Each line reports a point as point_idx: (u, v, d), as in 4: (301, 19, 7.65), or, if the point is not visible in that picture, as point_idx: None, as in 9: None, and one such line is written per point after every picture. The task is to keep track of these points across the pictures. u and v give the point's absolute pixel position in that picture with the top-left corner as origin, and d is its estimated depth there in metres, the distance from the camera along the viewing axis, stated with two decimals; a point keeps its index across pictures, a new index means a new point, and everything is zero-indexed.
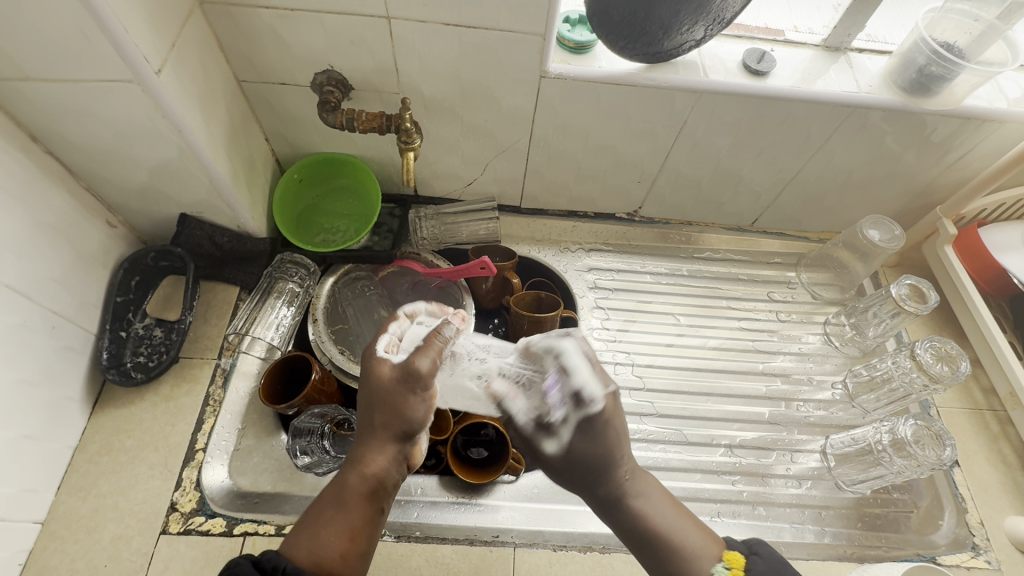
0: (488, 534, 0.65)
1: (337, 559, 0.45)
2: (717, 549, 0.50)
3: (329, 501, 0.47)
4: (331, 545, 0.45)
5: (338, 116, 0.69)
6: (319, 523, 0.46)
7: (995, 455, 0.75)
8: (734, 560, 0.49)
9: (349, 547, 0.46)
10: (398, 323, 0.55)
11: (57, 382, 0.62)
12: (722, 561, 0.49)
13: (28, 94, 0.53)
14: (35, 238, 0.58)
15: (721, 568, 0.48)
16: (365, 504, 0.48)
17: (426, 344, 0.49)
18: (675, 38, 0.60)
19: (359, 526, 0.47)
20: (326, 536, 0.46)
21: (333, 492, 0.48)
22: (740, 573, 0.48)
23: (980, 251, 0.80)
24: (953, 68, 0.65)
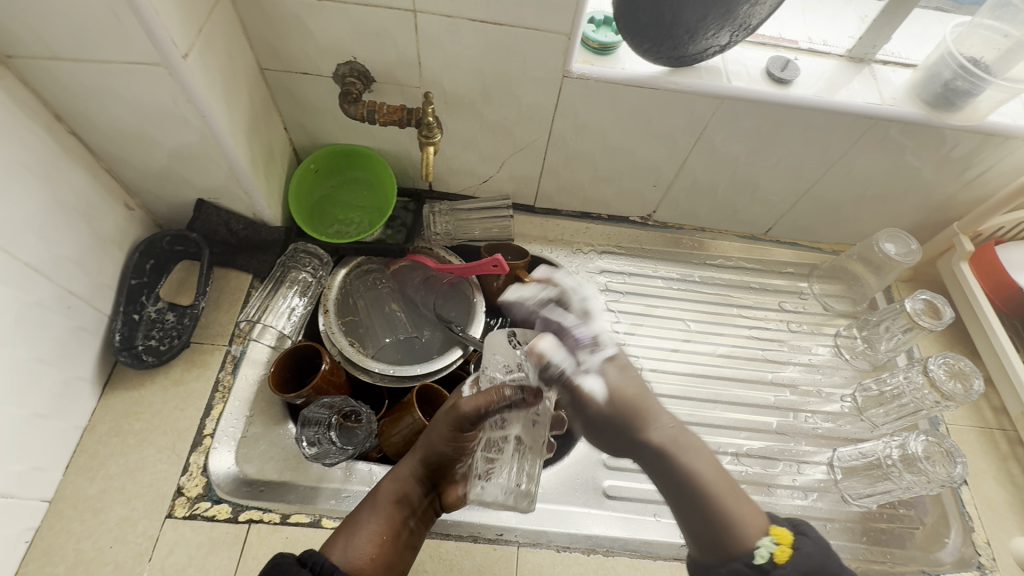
0: (493, 532, 0.64)
1: (366, 562, 0.50)
2: (763, 526, 0.50)
3: (365, 506, 0.54)
4: (364, 548, 0.50)
5: (360, 108, 0.68)
6: (354, 527, 0.52)
7: (1003, 475, 0.75)
8: (783, 538, 0.48)
9: (377, 552, 0.50)
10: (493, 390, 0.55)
11: (70, 361, 0.62)
12: (770, 535, 0.49)
13: (56, 74, 0.53)
14: (55, 217, 0.59)
15: (767, 542, 0.48)
16: (394, 513, 0.53)
17: (478, 393, 0.52)
18: (701, 43, 0.60)
19: (388, 534, 0.52)
20: (359, 538, 0.51)
21: (368, 499, 0.54)
22: (787, 551, 0.47)
23: (996, 268, 0.79)
24: (979, 83, 0.65)
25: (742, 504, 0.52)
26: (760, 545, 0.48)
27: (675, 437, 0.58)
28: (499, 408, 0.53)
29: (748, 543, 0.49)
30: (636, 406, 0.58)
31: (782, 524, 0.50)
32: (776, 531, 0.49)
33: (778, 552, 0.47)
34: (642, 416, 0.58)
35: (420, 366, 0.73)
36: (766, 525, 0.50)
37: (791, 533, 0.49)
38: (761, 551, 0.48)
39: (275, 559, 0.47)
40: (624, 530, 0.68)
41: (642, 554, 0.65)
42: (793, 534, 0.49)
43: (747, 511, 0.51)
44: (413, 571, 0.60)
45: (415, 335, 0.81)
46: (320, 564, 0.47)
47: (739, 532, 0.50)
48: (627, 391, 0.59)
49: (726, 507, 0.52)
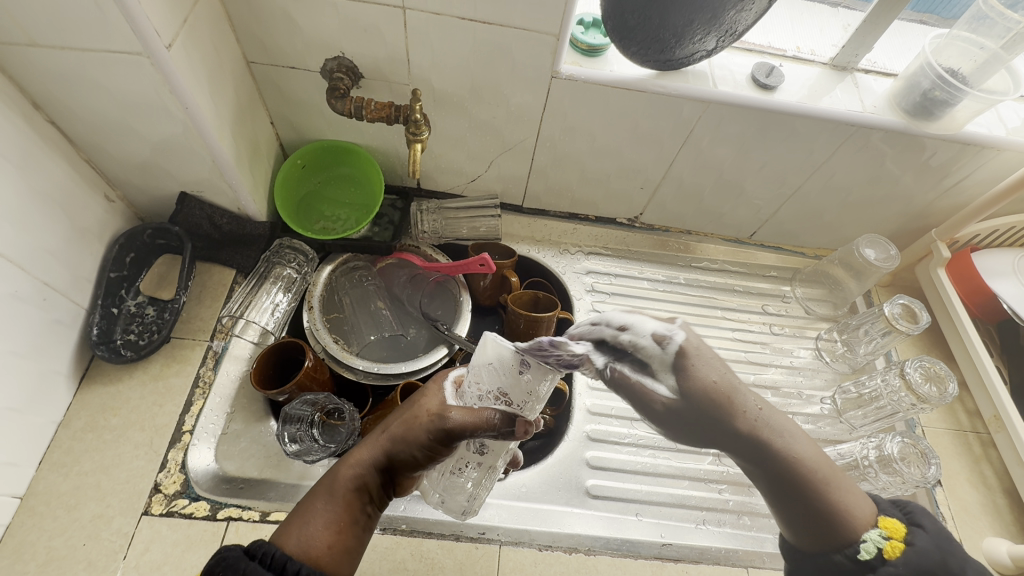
0: (461, 502, 0.59)
1: (325, 550, 0.47)
2: (872, 511, 0.46)
3: (319, 493, 0.50)
4: (321, 536, 0.47)
5: (346, 104, 0.68)
6: (308, 515, 0.49)
7: (976, 476, 0.76)
8: (894, 531, 0.44)
9: (336, 540, 0.48)
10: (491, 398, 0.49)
11: (46, 354, 0.61)
12: (879, 528, 0.44)
13: (35, 60, 0.52)
14: (33, 207, 0.58)
15: (876, 536, 0.44)
16: (354, 500, 0.50)
17: (471, 411, 0.48)
18: (687, 47, 0.61)
19: (346, 521, 0.49)
20: (313, 527, 0.48)
21: (325, 485, 0.51)
22: (898, 546, 0.43)
23: (971, 273, 0.81)
24: (956, 93, 0.67)
25: (843, 489, 0.46)
26: (867, 538, 0.44)
27: (762, 411, 0.47)
28: (483, 433, 0.48)
29: (857, 532, 0.44)
30: (718, 395, 0.45)
31: (892, 515, 0.46)
32: (886, 525, 0.45)
33: (889, 547, 0.43)
34: (728, 403, 0.45)
35: (405, 364, 0.72)
36: (874, 517, 0.45)
37: (904, 526, 0.45)
38: (868, 546, 0.43)
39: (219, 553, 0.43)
40: (606, 530, 0.68)
41: (624, 552, 0.65)
42: (905, 529, 0.45)
43: (855, 496, 0.46)
44: (394, 569, 0.60)
45: (400, 333, 0.82)
46: (271, 556, 0.44)
47: (852, 520, 0.44)
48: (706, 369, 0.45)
49: (830, 493, 0.45)
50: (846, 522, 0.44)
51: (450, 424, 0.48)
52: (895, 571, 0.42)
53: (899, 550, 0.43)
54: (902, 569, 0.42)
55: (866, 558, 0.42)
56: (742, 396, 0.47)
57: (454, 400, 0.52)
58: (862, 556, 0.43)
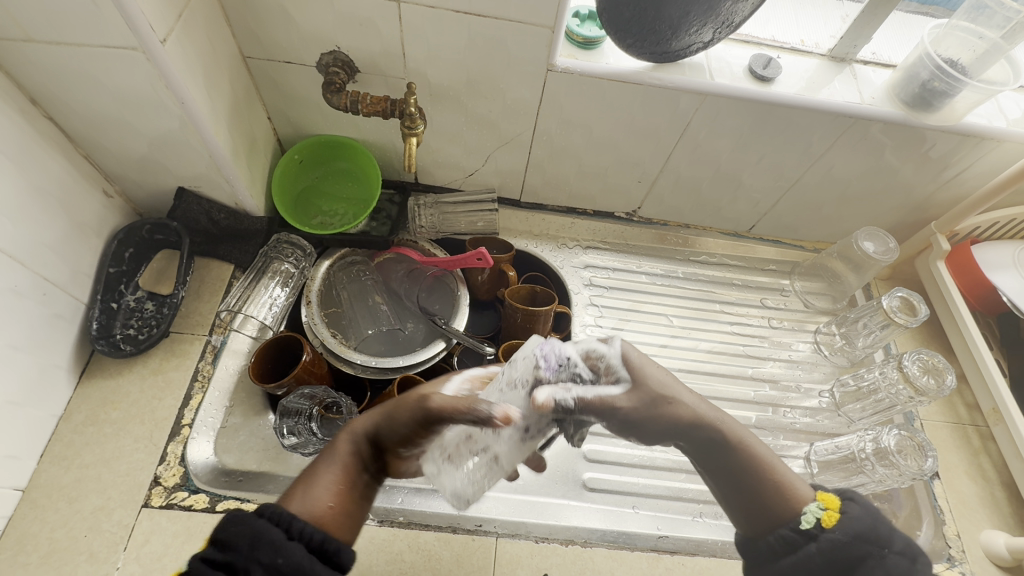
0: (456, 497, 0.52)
1: (326, 511, 0.47)
2: (810, 493, 0.51)
3: (319, 460, 0.50)
4: (323, 497, 0.47)
5: (343, 98, 0.68)
6: (311, 477, 0.49)
7: (974, 469, 0.76)
8: (829, 502, 0.49)
9: (336, 502, 0.48)
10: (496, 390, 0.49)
11: (46, 349, 0.61)
12: (816, 501, 0.49)
13: (31, 55, 0.52)
14: (31, 203, 0.58)
15: (814, 508, 0.48)
16: (353, 465, 0.51)
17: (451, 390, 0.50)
18: (683, 38, 0.61)
19: (346, 486, 0.49)
20: (315, 488, 0.48)
21: (329, 449, 0.52)
22: (835, 515, 0.47)
23: (971, 266, 0.81)
24: (955, 84, 0.66)
25: (786, 474, 0.53)
26: (806, 511, 0.48)
27: (705, 406, 0.56)
28: (462, 420, 0.46)
29: (797, 510, 0.49)
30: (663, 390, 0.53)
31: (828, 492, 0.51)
32: (822, 497, 0.50)
33: (826, 517, 0.47)
34: (674, 405, 0.54)
35: (403, 358, 0.72)
36: (813, 496, 0.51)
37: (838, 498, 0.49)
38: (807, 517, 0.48)
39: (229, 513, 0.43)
40: (603, 522, 0.68)
41: (620, 544, 0.66)
42: (840, 500, 0.49)
43: (791, 479, 0.52)
44: (391, 561, 0.60)
45: (399, 327, 0.82)
46: (277, 515, 0.43)
47: (790, 501, 0.50)
48: (652, 375, 0.53)
49: (770, 477, 0.52)
50: (787, 505, 0.50)
51: (432, 406, 0.48)
52: (834, 539, 0.46)
53: (835, 519, 0.47)
54: (840, 535, 0.46)
55: (807, 527, 0.47)
56: (687, 396, 0.56)
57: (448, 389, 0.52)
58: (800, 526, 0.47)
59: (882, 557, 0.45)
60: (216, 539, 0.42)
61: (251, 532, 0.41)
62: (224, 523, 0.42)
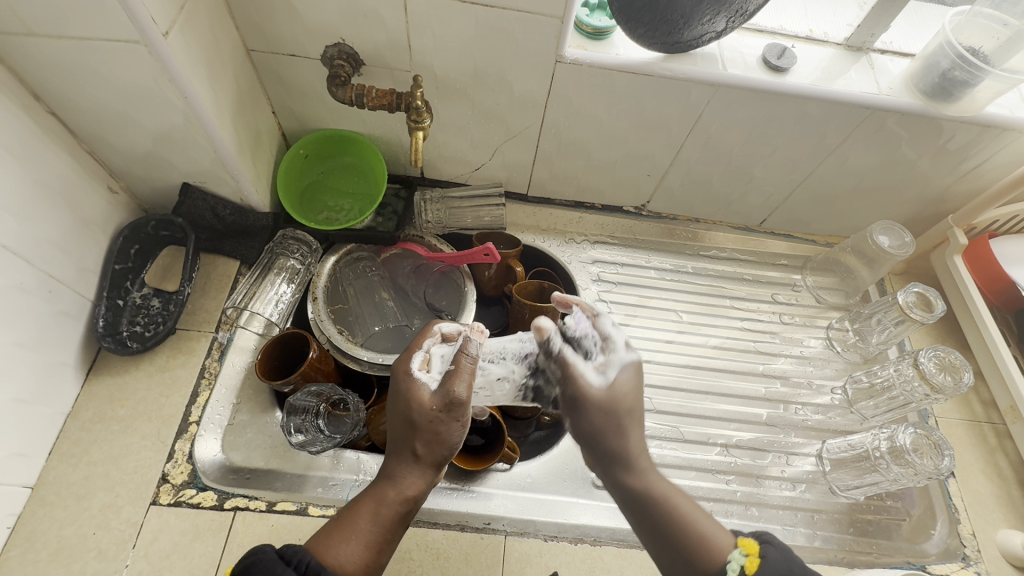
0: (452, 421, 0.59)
1: (362, 569, 0.47)
2: (731, 539, 0.49)
3: (362, 513, 0.49)
4: (358, 554, 0.47)
5: (348, 91, 0.67)
6: (348, 531, 0.48)
7: (990, 467, 0.75)
8: (750, 548, 0.47)
9: (372, 560, 0.48)
10: (432, 338, 0.59)
11: (53, 347, 0.61)
12: (738, 547, 0.47)
13: (32, 50, 0.52)
14: (35, 199, 0.57)
15: (737, 555, 0.47)
16: (393, 519, 0.50)
17: (455, 368, 0.53)
18: (695, 28, 0.60)
19: (385, 541, 0.49)
20: (356, 545, 0.47)
21: (370, 505, 0.50)
22: (756, 560, 0.46)
23: (989, 260, 0.79)
24: (977, 73, 0.64)
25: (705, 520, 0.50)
26: (731, 558, 0.47)
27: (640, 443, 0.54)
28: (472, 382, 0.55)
29: (719, 558, 0.47)
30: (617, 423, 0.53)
31: (746, 535, 0.49)
32: (744, 542, 0.48)
33: (748, 564, 0.46)
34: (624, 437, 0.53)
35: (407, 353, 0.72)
36: (732, 541, 0.49)
37: (757, 542, 0.48)
38: (731, 565, 0.46)
39: (257, 552, 0.44)
40: (612, 520, 0.67)
41: (630, 543, 0.65)
42: (759, 543, 0.48)
43: (711, 529, 0.49)
44: (399, 559, 0.60)
45: (405, 323, 0.81)
46: (306, 566, 0.44)
47: (710, 553, 0.47)
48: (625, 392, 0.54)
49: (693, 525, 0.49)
50: (707, 557, 0.47)
51: (461, 394, 0.52)
52: None
53: (757, 565, 0.46)
54: None
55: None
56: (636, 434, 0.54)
57: (421, 370, 0.55)
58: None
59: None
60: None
61: None
62: (250, 565, 0.44)
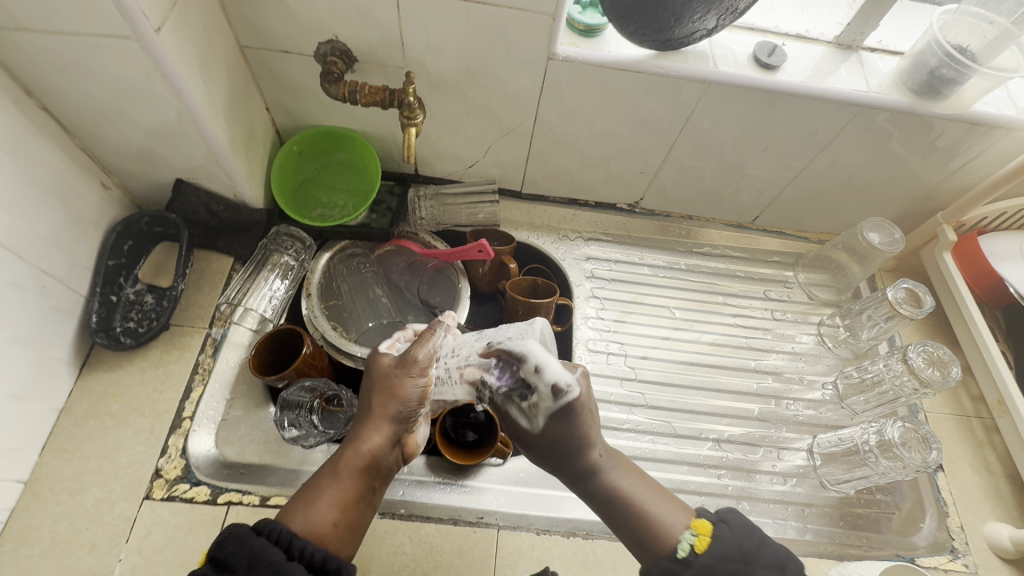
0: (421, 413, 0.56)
1: (329, 528, 0.47)
2: (685, 519, 0.49)
3: (324, 473, 0.49)
4: (325, 514, 0.47)
5: (341, 88, 0.67)
6: (313, 493, 0.48)
7: (979, 461, 0.76)
8: (701, 527, 0.47)
9: (339, 518, 0.48)
10: (404, 330, 0.60)
11: (46, 342, 0.61)
12: (689, 528, 0.48)
13: (24, 45, 0.52)
14: (28, 194, 0.58)
15: (687, 535, 0.47)
16: (357, 479, 0.49)
17: (420, 338, 0.54)
18: (686, 26, 0.61)
19: (351, 498, 0.49)
20: (320, 505, 0.47)
21: (329, 465, 0.50)
22: (705, 539, 0.47)
23: (978, 257, 0.80)
24: (964, 71, 0.65)
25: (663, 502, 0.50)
26: (680, 540, 0.47)
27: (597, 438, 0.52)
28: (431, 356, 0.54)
29: (670, 541, 0.47)
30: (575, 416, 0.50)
31: (702, 514, 0.49)
32: (695, 522, 0.48)
33: (697, 542, 0.46)
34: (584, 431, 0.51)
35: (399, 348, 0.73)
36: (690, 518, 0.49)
37: (710, 521, 0.48)
38: (682, 544, 0.46)
39: (229, 529, 0.43)
40: None
41: None
42: (710, 522, 0.48)
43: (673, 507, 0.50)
44: (392, 553, 0.60)
45: (399, 319, 0.81)
46: (277, 533, 0.44)
47: (677, 534, 0.48)
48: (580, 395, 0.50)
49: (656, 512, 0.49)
50: (659, 540, 0.48)
51: (418, 357, 0.52)
52: (705, 564, 0.45)
53: (707, 543, 0.46)
54: (708, 559, 0.45)
55: (682, 556, 0.46)
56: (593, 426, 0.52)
57: (392, 349, 0.56)
58: (679, 556, 0.46)
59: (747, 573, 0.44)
60: (216, 557, 0.42)
61: (250, 552, 0.42)
62: (224, 540, 0.43)
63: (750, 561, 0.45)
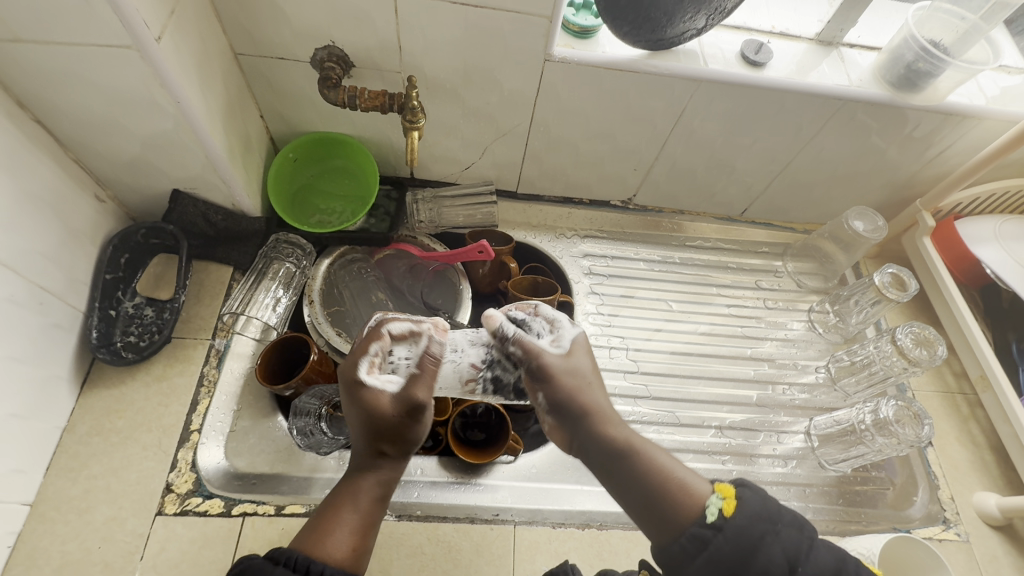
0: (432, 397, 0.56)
1: (347, 554, 0.47)
2: (708, 486, 0.48)
3: (340, 503, 0.50)
4: (342, 540, 0.48)
5: (340, 93, 0.67)
6: (328, 522, 0.48)
7: (965, 435, 0.80)
8: (726, 491, 0.47)
9: (355, 544, 0.48)
10: (377, 342, 0.52)
11: (45, 361, 0.60)
12: (715, 492, 0.47)
13: (18, 57, 0.51)
14: (24, 210, 0.56)
15: (714, 500, 0.47)
16: (371, 503, 0.50)
17: (419, 374, 0.51)
18: (677, 25, 0.63)
19: (367, 524, 0.50)
20: (338, 535, 0.48)
21: (345, 496, 0.50)
22: (734, 503, 0.46)
23: (955, 241, 0.84)
24: (939, 64, 0.68)
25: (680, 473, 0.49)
26: (708, 503, 0.47)
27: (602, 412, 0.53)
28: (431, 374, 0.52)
29: (697, 505, 0.47)
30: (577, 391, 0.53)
31: (723, 479, 0.49)
32: (719, 486, 0.48)
33: (725, 506, 0.46)
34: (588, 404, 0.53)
35: None
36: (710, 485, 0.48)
37: (732, 485, 0.48)
38: (711, 509, 0.46)
39: (243, 562, 0.44)
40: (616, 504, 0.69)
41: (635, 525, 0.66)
42: (734, 486, 0.48)
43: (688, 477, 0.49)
44: (412, 554, 0.61)
45: None
46: (294, 561, 0.45)
47: (688, 501, 0.47)
48: (584, 365, 0.54)
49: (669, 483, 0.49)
50: (684, 505, 0.47)
51: (421, 398, 0.50)
52: (739, 525, 0.45)
53: (735, 507, 0.46)
54: (740, 521, 0.45)
55: (713, 519, 0.45)
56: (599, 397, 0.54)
57: (370, 377, 0.51)
58: (709, 520, 0.45)
59: (776, 532, 0.45)
60: None
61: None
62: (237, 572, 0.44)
63: (776, 521, 0.45)
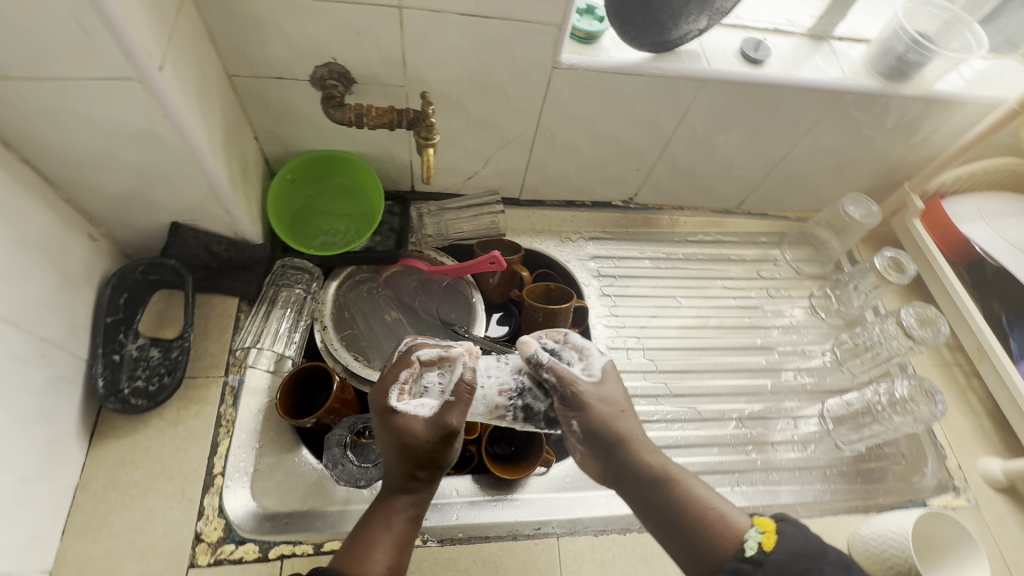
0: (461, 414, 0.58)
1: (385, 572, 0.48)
2: (747, 520, 0.50)
3: (375, 521, 0.51)
4: (381, 558, 0.48)
5: (346, 112, 0.65)
6: (366, 541, 0.49)
7: (965, 405, 0.84)
8: (766, 525, 0.48)
9: (393, 561, 0.49)
10: (409, 369, 0.55)
11: (51, 417, 0.55)
12: (754, 526, 0.49)
13: (4, 95, 0.46)
14: (18, 258, 0.52)
15: (754, 534, 0.48)
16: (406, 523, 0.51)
17: (453, 400, 0.52)
18: (681, 28, 0.64)
19: (403, 543, 0.50)
20: (377, 552, 0.48)
21: (377, 516, 0.51)
22: (773, 537, 0.47)
23: (945, 222, 0.88)
24: (927, 54, 0.71)
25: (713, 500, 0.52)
26: (748, 537, 0.48)
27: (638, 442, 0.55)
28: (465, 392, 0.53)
29: (736, 539, 0.48)
30: (615, 424, 0.55)
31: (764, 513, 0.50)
32: (759, 520, 0.49)
33: (765, 540, 0.47)
34: (625, 435, 0.55)
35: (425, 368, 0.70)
36: (747, 520, 0.50)
37: (773, 520, 0.49)
38: (749, 543, 0.47)
39: None
40: None
41: None
42: (773, 520, 0.49)
43: (726, 508, 0.51)
44: None
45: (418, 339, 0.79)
46: None
47: (726, 532, 0.49)
48: (614, 393, 0.57)
49: (703, 512, 0.51)
50: (720, 538, 0.49)
51: (452, 423, 0.51)
52: (779, 560, 0.46)
53: (775, 541, 0.47)
54: (783, 556, 0.46)
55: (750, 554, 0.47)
56: (634, 425, 0.56)
57: (400, 402, 0.53)
58: (745, 555, 0.47)
59: (820, 570, 0.45)
60: None
61: None
62: None
63: (821, 557, 0.46)
